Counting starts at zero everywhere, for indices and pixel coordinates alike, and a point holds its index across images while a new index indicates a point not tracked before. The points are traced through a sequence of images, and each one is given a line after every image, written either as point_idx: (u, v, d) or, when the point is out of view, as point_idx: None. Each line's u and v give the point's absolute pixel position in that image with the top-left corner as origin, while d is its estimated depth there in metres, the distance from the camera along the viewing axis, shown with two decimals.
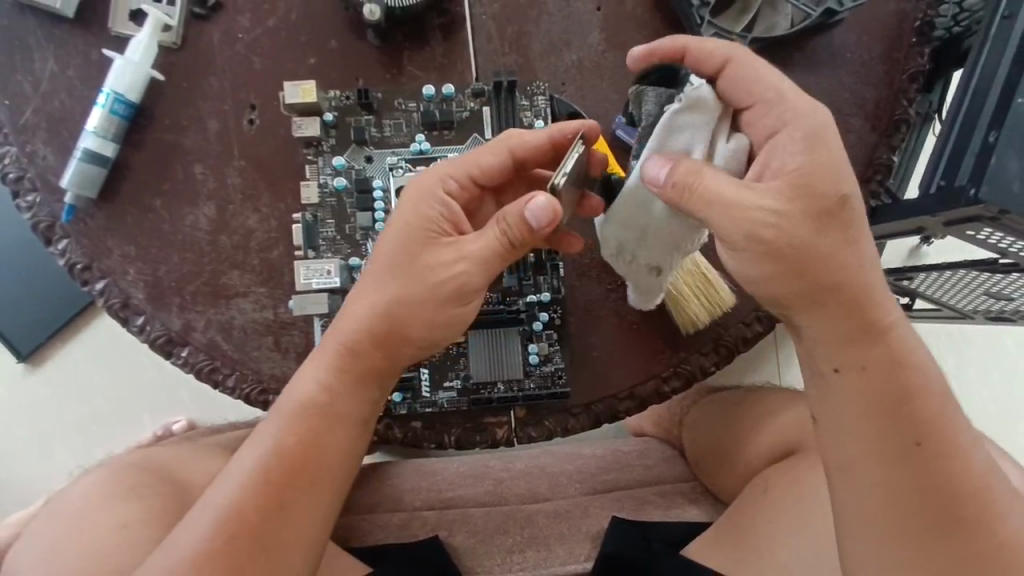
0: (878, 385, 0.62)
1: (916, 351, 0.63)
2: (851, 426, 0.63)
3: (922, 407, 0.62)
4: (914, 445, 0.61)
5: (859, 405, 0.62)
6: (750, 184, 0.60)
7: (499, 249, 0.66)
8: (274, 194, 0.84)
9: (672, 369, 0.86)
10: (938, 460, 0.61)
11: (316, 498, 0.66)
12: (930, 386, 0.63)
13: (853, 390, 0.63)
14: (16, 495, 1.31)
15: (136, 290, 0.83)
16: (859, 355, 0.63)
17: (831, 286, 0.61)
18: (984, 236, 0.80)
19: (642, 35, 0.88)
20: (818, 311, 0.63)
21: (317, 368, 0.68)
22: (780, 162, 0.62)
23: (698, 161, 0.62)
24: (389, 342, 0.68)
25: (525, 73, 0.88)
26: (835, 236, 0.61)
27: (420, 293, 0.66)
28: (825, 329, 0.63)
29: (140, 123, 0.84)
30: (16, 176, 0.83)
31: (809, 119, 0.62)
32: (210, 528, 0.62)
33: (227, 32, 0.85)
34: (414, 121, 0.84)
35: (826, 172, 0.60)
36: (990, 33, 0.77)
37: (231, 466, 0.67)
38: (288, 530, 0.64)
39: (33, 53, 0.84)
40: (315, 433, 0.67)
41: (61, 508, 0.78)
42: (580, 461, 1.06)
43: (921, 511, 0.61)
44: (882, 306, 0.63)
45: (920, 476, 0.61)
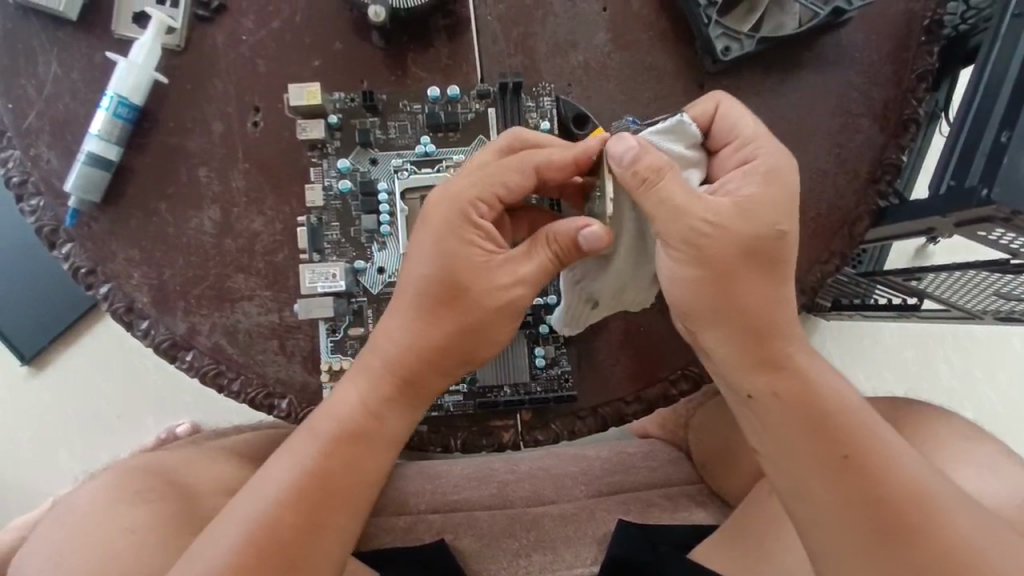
0: (795, 407, 0.64)
1: (826, 370, 0.66)
2: (781, 454, 0.65)
3: (845, 420, 0.64)
4: (842, 458, 0.63)
5: (786, 426, 0.64)
6: (697, 198, 0.62)
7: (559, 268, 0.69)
8: (279, 196, 0.84)
9: (680, 371, 0.86)
10: (865, 475, 0.62)
11: (350, 515, 0.66)
12: (848, 400, 0.65)
13: (775, 412, 0.65)
14: (22, 499, 1.31)
15: (140, 294, 0.83)
16: (770, 380, 0.65)
17: (737, 317, 0.64)
18: (994, 237, 0.79)
19: (648, 35, 0.88)
20: (723, 347, 0.66)
21: (358, 389, 0.68)
22: (734, 184, 0.65)
23: (662, 160, 0.62)
24: (445, 363, 0.69)
25: (530, 74, 0.87)
26: (756, 260, 0.63)
27: (485, 318, 0.68)
28: (731, 362, 0.66)
29: (145, 127, 0.84)
30: (20, 180, 0.83)
31: (774, 155, 0.65)
32: (238, 541, 0.62)
33: (231, 35, 0.85)
34: (419, 123, 0.84)
35: (767, 194, 0.63)
36: (1000, 33, 0.77)
37: (257, 483, 0.66)
38: (322, 545, 0.64)
39: (37, 56, 0.83)
40: (354, 454, 0.67)
41: (67, 512, 0.78)
42: (585, 463, 1.06)
43: (863, 528, 0.61)
44: (787, 331, 0.66)
45: (854, 494, 0.62)
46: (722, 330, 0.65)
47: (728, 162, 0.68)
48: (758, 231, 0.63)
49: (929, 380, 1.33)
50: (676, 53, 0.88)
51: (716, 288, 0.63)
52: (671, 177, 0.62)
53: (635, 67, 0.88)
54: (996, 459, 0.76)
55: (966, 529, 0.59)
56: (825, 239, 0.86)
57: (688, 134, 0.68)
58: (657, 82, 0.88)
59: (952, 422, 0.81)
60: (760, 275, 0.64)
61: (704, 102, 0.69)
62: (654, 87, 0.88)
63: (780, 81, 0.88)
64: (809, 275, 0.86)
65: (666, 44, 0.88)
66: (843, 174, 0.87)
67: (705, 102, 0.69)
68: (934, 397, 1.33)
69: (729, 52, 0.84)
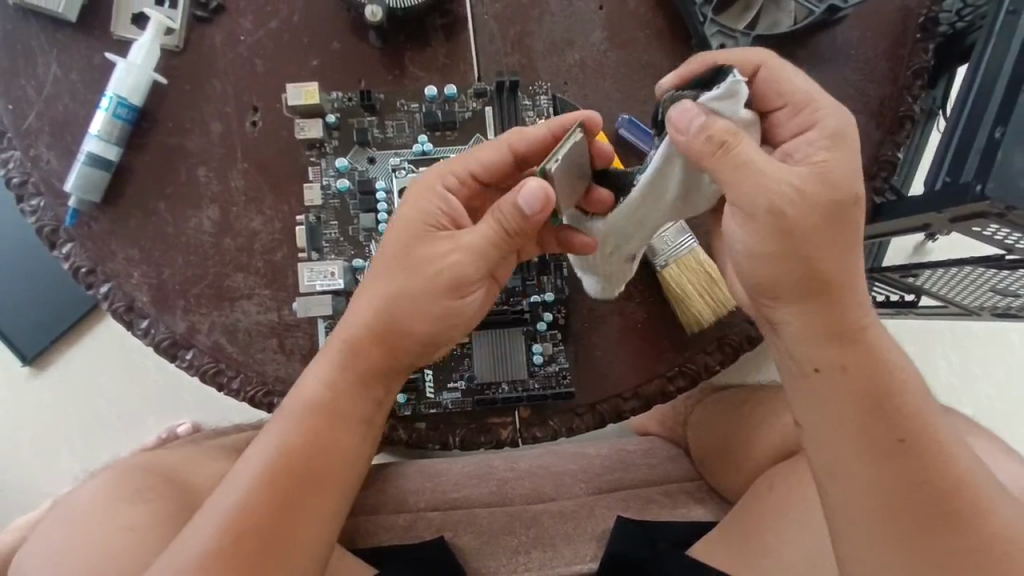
0: (857, 385, 0.62)
1: (892, 348, 0.64)
2: (835, 431, 0.62)
3: (903, 403, 0.62)
4: (896, 442, 0.61)
5: (842, 403, 0.62)
6: (774, 163, 0.60)
7: (499, 241, 0.67)
8: (277, 195, 0.84)
9: (677, 367, 0.86)
10: (921, 462, 0.61)
11: (323, 501, 0.66)
12: (908, 382, 0.63)
13: (835, 388, 0.62)
14: (24, 499, 1.32)
15: (140, 294, 0.83)
16: (841, 356, 0.62)
17: (816, 286, 0.61)
18: (990, 232, 0.79)
19: (645, 33, 0.88)
20: (799, 315, 0.63)
21: (321, 367, 0.69)
22: (801, 150, 0.63)
23: (731, 125, 0.60)
24: (390, 336, 0.69)
25: (527, 72, 0.88)
26: (836, 226, 0.60)
27: (417, 285, 0.67)
28: (805, 332, 0.63)
29: (144, 127, 0.84)
30: (20, 180, 0.83)
31: (836, 117, 0.63)
32: (215, 529, 0.62)
33: (230, 35, 0.85)
34: (417, 122, 0.84)
35: (841, 162, 0.61)
36: (994, 29, 0.78)
37: (236, 469, 0.66)
38: (296, 531, 0.64)
39: (36, 57, 0.84)
40: (318, 432, 0.67)
41: (67, 511, 0.78)
42: (584, 460, 1.06)
43: (913, 513, 0.60)
44: (860, 303, 0.63)
45: (908, 479, 0.60)
46: (797, 298, 0.62)
47: (787, 125, 0.66)
48: (844, 201, 0.60)
49: (929, 376, 1.34)
50: (673, 52, 0.88)
51: (793, 254, 0.60)
52: (745, 142, 0.60)
53: (632, 65, 0.88)
54: (992, 454, 0.77)
55: (1006, 520, 0.60)
56: None
57: (744, 95, 0.63)
58: (654, 80, 0.88)
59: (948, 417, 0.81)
60: (845, 249, 0.61)
61: (753, 59, 0.67)
62: (650, 85, 0.88)
63: None
64: None
65: (663, 43, 0.88)
66: None
67: (754, 58, 0.67)
68: (933, 393, 1.33)
69: (724, 50, 0.84)
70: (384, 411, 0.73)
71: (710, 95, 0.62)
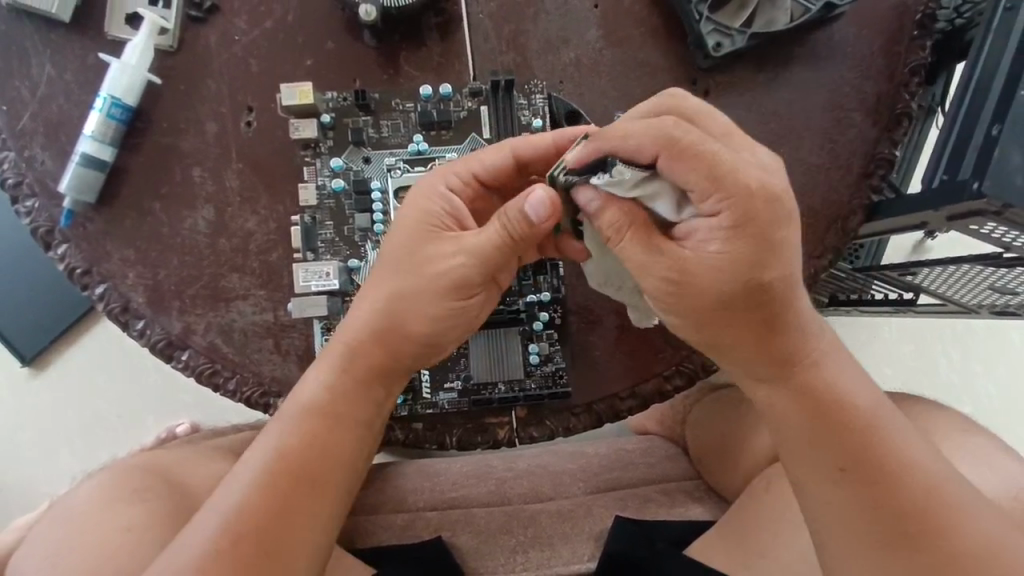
0: (797, 418, 0.62)
1: (841, 379, 0.62)
2: (790, 456, 0.63)
3: (848, 433, 0.61)
4: (840, 471, 0.61)
5: (789, 432, 0.63)
6: (659, 254, 0.59)
7: (502, 247, 0.67)
8: (273, 195, 0.84)
9: (674, 366, 0.86)
10: (874, 484, 0.60)
11: (320, 502, 0.66)
12: (857, 410, 0.61)
13: (778, 420, 0.63)
14: (23, 499, 1.32)
15: (136, 294, 0.83)
16: (781, 391, 0.62)
17: (743, 339, 0.61)
18: (987, 230, 0.79)
19: (640, 31, 0.88)
20: (734, 359, 0.63)
21: (320, 369, 0.70)
22: (700, 237, 0.57)
23: (618, 216, 0.61)
24: (392, 337, 0.70)
25: (522, 71, 0.88)
26: (739, 303, 0.58)
27: (417, 285, 0.68)
28: (742, 372, 0.64)
29: (139, 127, 0.84)
30: (15, 181, 0.83)
31: (746, 202, 0.54)
32: (217, 529, 0.61)
33: (224, 35, 0.85)
34: (412, 122, 0.84)
35: (739, 248, 0.56)
36: (992, 26, 0.77)
37: (238, 468, 0.66)
38: (294, 532, 0.64)
39: (30, 58, 0.83)
40: (318, 434, 0.67)
41: (64, 512, 0.78)
42: (583, 460, 1.06)
43: (871, 536, 0.59)
44: (800, 342, 0.61)
45: (862, 502, 0.60)
46: (727, 349, 0.62)
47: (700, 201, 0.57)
48: (765, 274, 0.57)
49: (928, 373, 1.33)
50: (669, 50, 0.88)
51: (701, 317, 0.60)
52: (630, 234, 0.61)
53: (628, 63, 0.88)
54: (990, 452, 0.76)
55: (971, 538, 0.57)
56: (819, 234, 0.86)
57: (632, 177, 0.60)
58: (650, 78, 0.88)
59: (944, 416, 0.81)
60: (768, 313, 0.59)
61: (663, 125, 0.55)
62: (646, 83, 0.88)
63: (773, 77, 0.88)
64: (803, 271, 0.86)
65: (658, 41, 0.88)
66: (837, 168, 0.87)
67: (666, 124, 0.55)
68: (932, 391, 1.33)
69: (721, 48, 0.84)
70: (383, 412, 0.73)
71: (598, 183, 0.62)
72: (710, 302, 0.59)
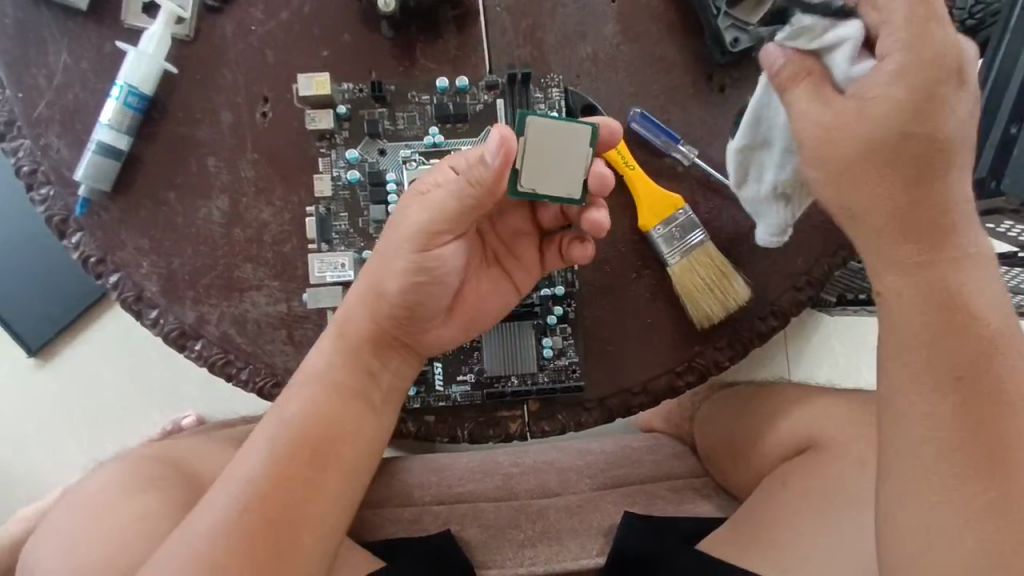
0: (926, 312, 0.60)
1: (977, 289, 0.60)
2: (898, 361, 0.61)
3: (973, 343, 0.59)
4: (955, 379, 0.58)
5: (910, 329, 0.60)
6: (826, 103, 0.61)
7: (467, 204, 0.64)
8: (288, 186, 0.84)
9: (687, 362, 0.86)
10: (982, 404, 0.57)
11: (336, 474, 0.67)
12: (990, 327, 0.59)
13: (895, 316, 0.61)
14: (30, 490, 1.32)
15: (150, 284, 0.83)
16: (913, 285, 0.60)
17: (883, 209, 0.60)
18: (1004, 229, 0.79)
19: (657, 26, 0.88)
20: (869, 232, 0.62)
21: (324, 342, 0.71)
22: (863, 89, 0.59)
23: (797, 70, 0.63)
24: (379, 301, 0.69)
25: (538, 64, 0.88)
26: (907, 151, 0.58)
27: (390, 243, 0.68)
28: (876, 248, 0.62)
29: (154, 117, 0.84)
30: (30, 169, 0.83)
31: (929, 51, 0.57)
32: (230, 497, 0.62)
33: (240, 25, 0.85)
34: (428, 114, 0.84)
35: (911, 97, 0.57)
36: (1009, 23, 0.77)
37: (250, 440, 0.67)
38: (309, 507, 0.64)
39: (46, 45, 0.83)
40: (323, 403, 0.68)
41: (77, 500, 0.78)
42: (589, 457, 1.06)
43: (961, 464, 0.57)
44: (950, 232, 0.60)
45: (965, 420, 0.57)
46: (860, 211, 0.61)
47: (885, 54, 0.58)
48: (927, 124, 0.58)
49: None
50: (685, 46, 0.88)
51: (850, 167, 0.60)
52: (806, 84, 0.62)
53: (644, 58, 0.88)
54: None
55: None
56: (831, 232, 0.86)
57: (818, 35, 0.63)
58: (666, 74, 0.88)
59: None
60: (920, 188, 0.59)
61: None
62: (662, 79, 0.88)
63: None
64: (817, 267, 0.86)
65: (674, 36, 0.88)
66: None
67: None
68: None
69: (738, 44, 0.83)
70: (380, 387, 0.71)
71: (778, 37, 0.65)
72: (864, 149, 0.59)
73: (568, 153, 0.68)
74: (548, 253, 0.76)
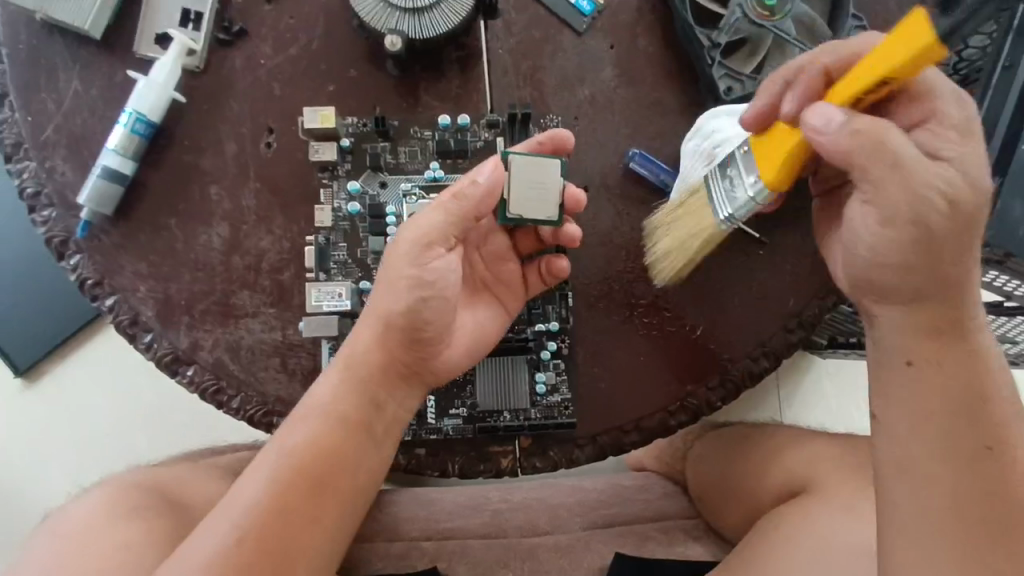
0: (949, 384, 0.61)
1: (989, 360, 0.63)
2: (905, 432, 0.62)
3: (989, 413, 0.61)
4: (985, 449, 0.60)
5: (925, 400, 0.62)
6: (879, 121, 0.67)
7: (456, 216, 0.69)
8: (288, 215, 0.85)
9: (679, 402, 0.86)
10: (996, 467, 0.60)
11: (334, 507, 0.67)
12: (998, 397, 0.62)
13: (912, 386, 0.62)
14: (6, 515, 1.29)
15: (146, 308, 0.83)
16: (943, 351, 0.62)
17: (907, 274, 0.60)
18: (991, 280, 0.83)
19: (654, 73, 0.91)
20: (905, 285, 0.61)
21: (329, 371, 0.70)
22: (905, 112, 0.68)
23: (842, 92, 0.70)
24: (394, 333, 0.68)
25: (538, 105, 0.90)
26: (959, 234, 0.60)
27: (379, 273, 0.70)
28: (912, 311, 0.62)
29: (160, 143, 0.85)
30: (34, 191, 0.84)
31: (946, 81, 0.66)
32: (230, 529, 0.61)
33: (249, 59, 0.87)
34: (429, 149, 0.86)
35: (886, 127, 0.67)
36: (991, 80, 0.79)
37: (252, 468, 0.66)
38: (303, 540, 0.64)
39: (58, 72, 0.85)
40: (326, 437, 0.67)
41: (57, 525, 0.77)
42: (581, 494, 1.04)
43: (974, 528, 0.59)
44: (967, 304, 0.62)
45: (985, 488, 0.59)
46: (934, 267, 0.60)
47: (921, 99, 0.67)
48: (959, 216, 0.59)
49: None
50: (680, 91, 0.91)
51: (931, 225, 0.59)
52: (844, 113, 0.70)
53: (641, 102, 0.91)
54: None
55: None
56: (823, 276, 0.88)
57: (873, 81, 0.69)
58: (662, 118, 0.90)
59: None
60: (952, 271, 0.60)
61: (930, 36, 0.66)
62: (658, 123, 0.90)
63: None
64: (806, 311, 0.87)
65: (670, 82, 0.91)
66: None
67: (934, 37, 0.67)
68: None
69: (731, 92, 0.86)
70: (383, 419, 0.71)
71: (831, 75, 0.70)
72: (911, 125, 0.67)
73: (544, 185, 0.73)
74: (532, 277, 0.80)
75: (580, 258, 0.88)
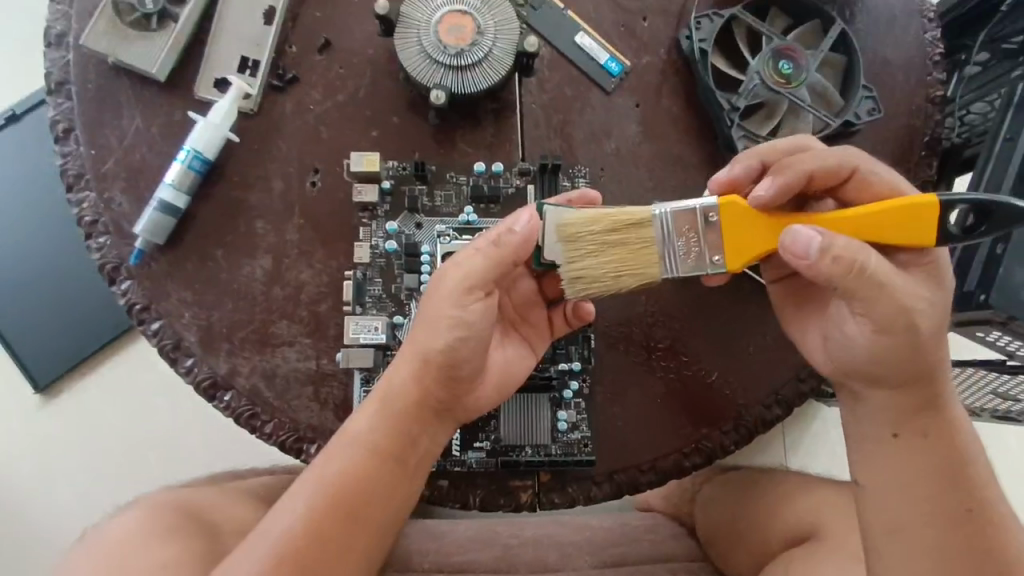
0: (926, 456, 0.69)
1: (964, 430, 0.70)
2: (894, 498, 0.69)
3: (965, 478, 0.68)
4: (966, 511, 0.67)
5: (903, 468, 0.69)
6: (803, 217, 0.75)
7: (495, 260, 0.72)
8: (328, 251, 0.90)
9: (694, 444, 0.90)
10: (974, 529, 0.66)
11: (365, 536, 0.71)
12: (972, 464, 0.69)
13: (894, 456, 0.69)
14: (21, 531, 1.31)
15: (189, 333, 0.88)
16: (923, 424, 0.69)
17: (886, 362, 0.68)
18: (991, 337, 0.87)
19: (676, 130, 0.97)
20: (878, 373, 0.69)
21: (366, 406, 0.74)
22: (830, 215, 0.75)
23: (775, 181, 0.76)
24: (431, 372, 0.72)
25: (567, 156, 0.96)
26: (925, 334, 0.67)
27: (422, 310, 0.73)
28: (892, 392, 0.69)
29: (212, 179, 0.91)
30: (92, 219, 0.89)
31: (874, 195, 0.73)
32: (269, 553, 0.66)
33: (299, 103, 0.94)
34: (464, 194, 0.92)
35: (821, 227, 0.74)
36: (994, 148, 0.86)
37: (288, 495, 0.70)
38: (334, 565, 0.69)
39: (122, 110, 0.91)
40: (362, 469, 0.71)
41: (92, 541, 0.79)
42: (588, 532, 1.07)
43: None
44: (944, 381, 0.69)
45: (964, 547, 0.66)
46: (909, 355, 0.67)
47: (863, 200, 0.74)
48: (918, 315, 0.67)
49: None
50: (700, 148, 0.97)
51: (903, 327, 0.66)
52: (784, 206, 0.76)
53: (663, 157, 0.96)
54: None
55: None
56: None
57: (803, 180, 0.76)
58: (683, 172, 0.96)
59: None
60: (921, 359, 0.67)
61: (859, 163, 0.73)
62: (679, 177, 0.96)
63: None
64: None
65: (691, 140, 0.97)
66: None
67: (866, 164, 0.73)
68: None
69: None
70: (417, 452, 0.74)
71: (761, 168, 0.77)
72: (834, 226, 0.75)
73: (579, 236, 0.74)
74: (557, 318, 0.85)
75: (602, 301, 0.92)
